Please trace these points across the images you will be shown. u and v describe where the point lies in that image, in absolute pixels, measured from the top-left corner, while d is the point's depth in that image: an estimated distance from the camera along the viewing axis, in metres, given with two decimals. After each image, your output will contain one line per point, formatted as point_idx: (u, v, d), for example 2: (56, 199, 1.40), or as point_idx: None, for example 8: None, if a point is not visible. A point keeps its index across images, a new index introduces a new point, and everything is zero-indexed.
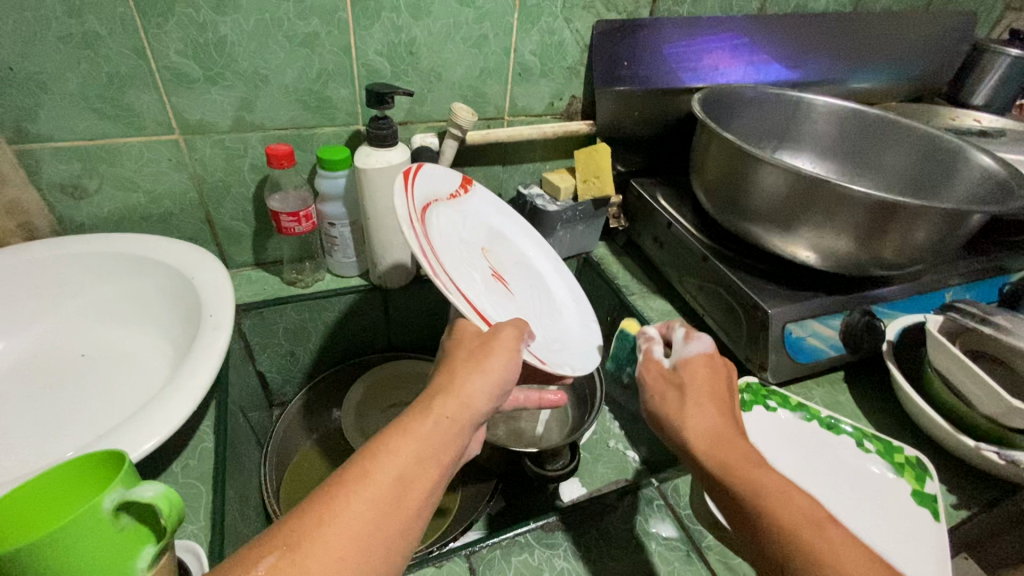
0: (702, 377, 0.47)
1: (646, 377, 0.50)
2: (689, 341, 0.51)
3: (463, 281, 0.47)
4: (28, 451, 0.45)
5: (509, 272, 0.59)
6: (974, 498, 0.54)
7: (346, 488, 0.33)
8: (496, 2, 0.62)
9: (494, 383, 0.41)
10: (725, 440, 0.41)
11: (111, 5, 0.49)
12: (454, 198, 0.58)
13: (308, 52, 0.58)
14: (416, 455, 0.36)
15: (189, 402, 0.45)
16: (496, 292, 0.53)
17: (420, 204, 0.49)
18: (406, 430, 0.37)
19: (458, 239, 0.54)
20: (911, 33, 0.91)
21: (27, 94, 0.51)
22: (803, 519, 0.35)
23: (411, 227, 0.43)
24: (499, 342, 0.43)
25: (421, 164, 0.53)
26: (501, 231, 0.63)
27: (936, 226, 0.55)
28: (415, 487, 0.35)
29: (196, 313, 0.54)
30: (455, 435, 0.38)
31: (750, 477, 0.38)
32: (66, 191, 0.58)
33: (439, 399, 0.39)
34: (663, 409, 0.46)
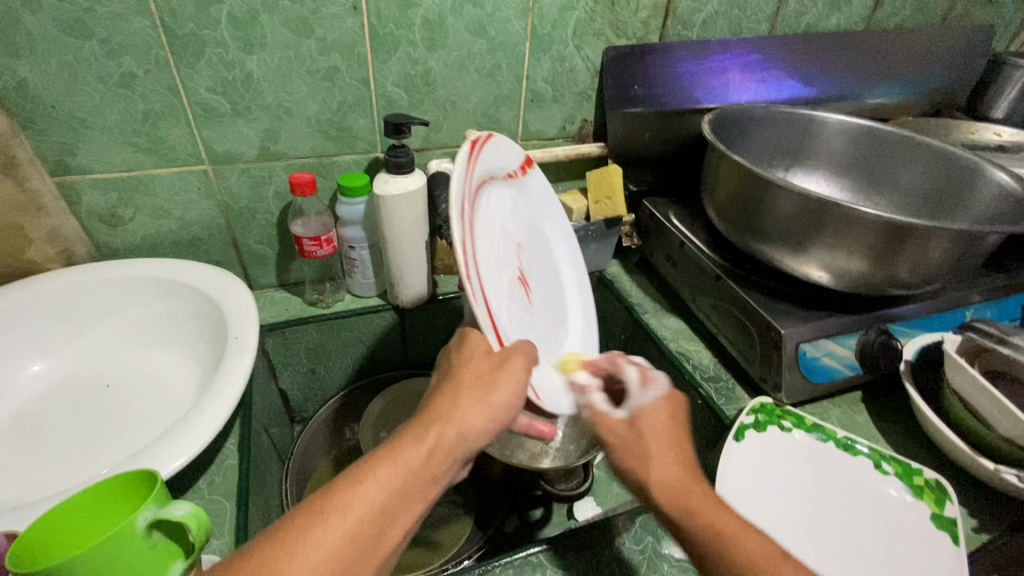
0: (663, 430, 0.47)
1: (601, 432, 0.48)
2: (646, 387, 0.50)
3: (491, 282, 0.47)
4: (67, 469, 0.48)
5: (534, 277, 0.59)
6: (996, 521, 0.53)
7: (328, 516, 0.35)
8: (508, 33, 0.65)
9: (493, 418, 0.42)
10: (687, 489, 0.43)
11: (147, 48, 0.53)
12: (509, 176, 0.57)
13: (329, 85, 0.61)
14: (399, 489, 0.37)
15: (214, 423, 0.47)
16: (517, 295, 0.53)
17: (476, 184, 0.48)
18: (400, 457, 0.38)
19: (500, 227, 0.53)
20: (928, 48, 0.91)
21: (70, 131, 0.55)
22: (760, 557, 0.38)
23: (461, 213, 0.43)
24: (505, 375, 0.43)
25: (490, 136, 0.52)
26: (538, 231, 0.63)
27: (951, 245, 0.55)
28: (393, 522, 0.37)
29: (222, 335, 0.56)
30: (444, 467, 0.40)
31: (714, 522, 0.40)
32: (103, 219, 0.61)
33: (435, 428, 0.40)
34: (622, 467, 0.45)
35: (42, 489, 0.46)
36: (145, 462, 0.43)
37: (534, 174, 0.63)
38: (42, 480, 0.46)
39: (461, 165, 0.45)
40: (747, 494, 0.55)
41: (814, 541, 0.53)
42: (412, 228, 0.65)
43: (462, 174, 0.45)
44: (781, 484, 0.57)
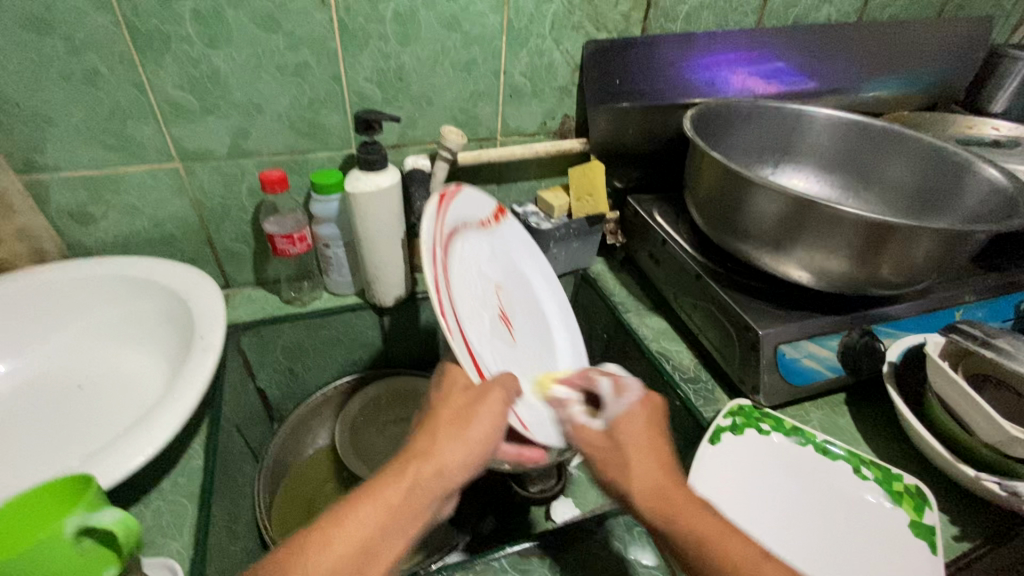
0: (640, 434, 0.45)
1: (579, 445, 0.47)
2: (620, 394, 0.48)
3: (468, 323, 0.47)
4: (28, 470, 0.47)
5: (517, 314, 0.58)
6: (978, 529, 0.52)
7: (304, 560, 0.34)
8: (483, 27, 0.63)
9: (474, 453, 0.40)
10: (669, 493, 0.42)
11: (111, 44, 0.52)
12: (483, 224, 0.58)
13: (299, 81, 0.60)
14: (377, 528, 0.36)
15: (172, 424, 0.46)
16: (499, 335, 0.52)
17: (447, 232, 0.49)
18: (376, 498, 0.37)
19: (477, 270, 0.54)
20: (924, 39, 0.88)
21: (35, 129, 0.54)
22: (742, 561, 0.38)
23: (432, 257, 0.43)
24: (484, 407, 0.41)
25: (459, 186, 0.54)
26: (520, 270, 0.63)
27: (936, 243, 0.53)
28: (373, 564, 0.35)
29: (190, 335, 0.55)
30: (425, 507, 0.38)
31: (697, 528, 0.39)
32: (74, 217, 0.61)
33: (411, 465, 0.39)
34: (604, 480, 0.44)
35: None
36: (100, 462, 0.43)
37: (507, 221, 0.63)
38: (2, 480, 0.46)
39: (431, 215, 0.46)
40: (713, 503, 0.53)
41: (787, 552, 0.51)
42: (386, 227, 0.64)
43: (431, 223, 0.46)
44: (757, 487, 0.55)
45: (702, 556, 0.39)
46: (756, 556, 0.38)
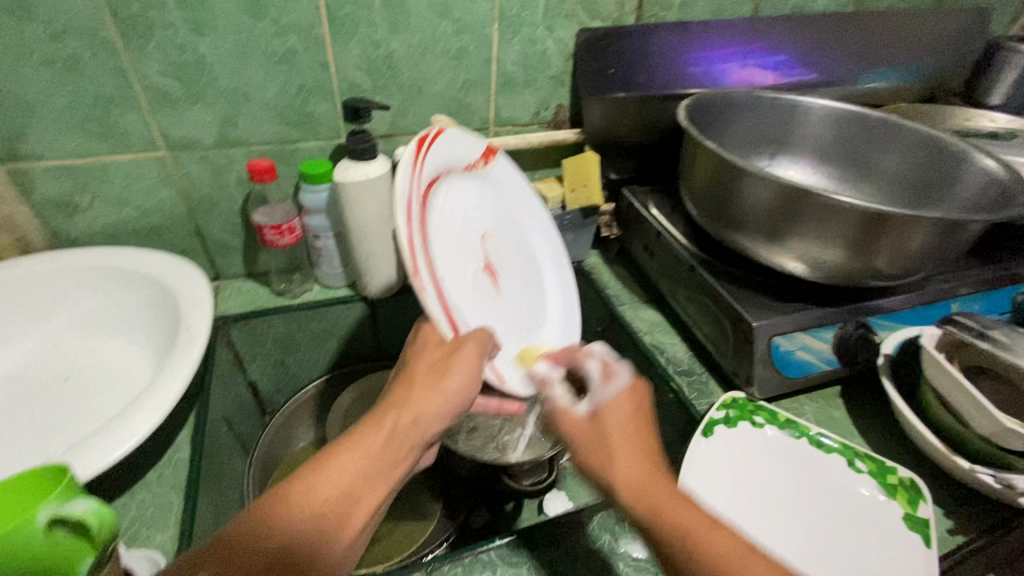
0: (627, 424, 0.44)
1: (562, 428, 0.46)
2: (608, 380, 0.48)
3: (446, 276, 0.47)
4: (11, 461, 0.47)
5: (505, 262, 0.58)
6: (972, 523, 0.51)
7: (293, 500, 0.36)
8: (474, 14, 0.62)
9: (451, 402, 0.43)
10: (654, 485, 0.40)
11: (93, 30, 0.51)
12: (470, 167, 0.57)
13: (287, 68, 0.59)
14: (361, 471, 0.38)
15: (155, 416, 0.45)
16: (482, 289, 0.52)
17: (426, 181, 0.48)
18: (358, 443, 0.39)
19: (462, 218, 0.53)
20: (922, 30, 0.87)
21: (17, 116, 0.53)
22: (727, 555, 0.37)
23: (407, 212, 0.43)
24: (459, 360, 0.43)
25: (442, 130, 0.52)
26: (512, 215, 0.61)
27: (931, 232, 0.52)
28: (359, 502, 0.38)
29: (176, 325, 0.55)
30: (406, 450, 0.40)
31: (682, 520, 0.38)
32: (60, 207, 0.60)
33: (390, 415, 0.41)
34: (587, 468, 0.43)
35: None
36: (82, 454, 0.42)
37: (498, 162, 0.61)
38: None
39: (407, 164, 0.45)
40: None
41: None
42: (377, 218, 0.64)
43: (407, 173, 0.45)
44: (751, 480, 0.55)
45: (685, 548, 0.37)
46: (741, 548, 0.37)
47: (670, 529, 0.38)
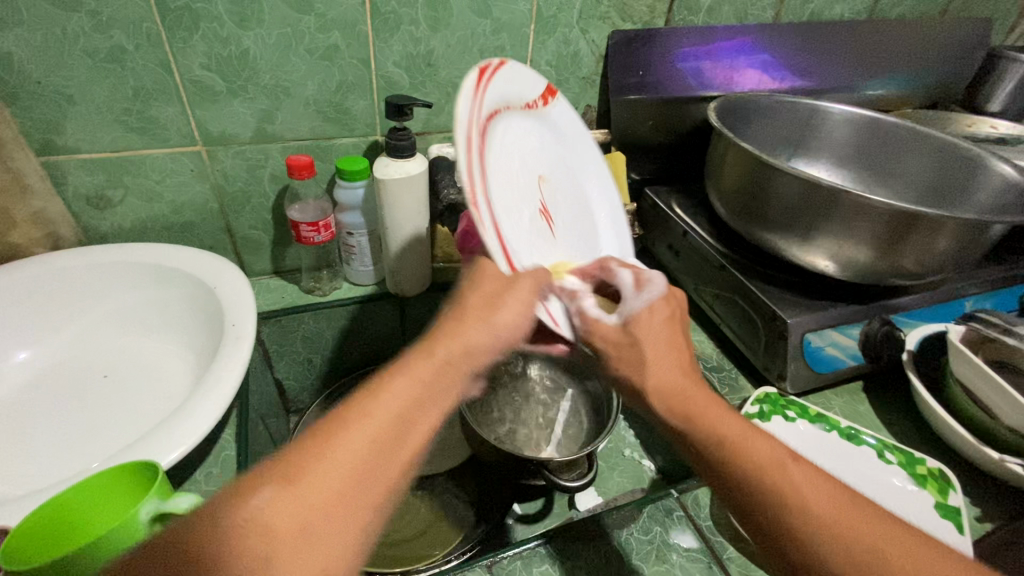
0: (659, 333, 0.42)
1: (594, 341, 0.43)
2: (640, 290, 0.44)
3: (507, 214, 0.41)
4: (58, 461, 0.46)
5: (560, 211, 0.51)
6: (997, 510, 0.54)
7: (346, 428, 0.32)
8: (513, 13, 0.63)
9: (507, 336, 0.38)
10: (686, 395, 0.40)
11: (138, 21, 0.50)
12: (529, 106, 0.49)
13: (328, 64, 0.58)
14: (414, 399, 0.35)
15: (207, 421, 0.45)
16: (541, 234, 0.46)
17: (486, 113, 0.41)
18: (410, 372, 0.35)
19: (519, 159, 0.46)
20: (928, 40, 0.91)
21: (56, 108, 0.52)
22: (767, 462, 0.36)
23: (469, 147, 0.36)
24: (517, 292, 0.38)
25: (505, 60, 0.44)
26: (565, 164, 0.55)
27: (958, 235, 0.54)
28: (413, 431, 0.34)
29: (219, 323, 0.54)
30: (459, 380, 0.37)
31: (717, 429, 0.38)
32: (92, 202, 0.59)
33: (442, 343, 0.37)
34: (614, 373, 0.42)
35: (26, 484, 0.44)
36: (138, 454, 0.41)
37: (557, 104, 0.54)
38: (29, 474, 0.44)
39: (469, 93, 0.38)
40: None
41: None
42: (414, 215, 0.64)
43: (469, 104, 0.37)
44: None
45: (721, 452, 0.37)
46: (778, 457, 0.37)
47: (709, 435, 0.38)
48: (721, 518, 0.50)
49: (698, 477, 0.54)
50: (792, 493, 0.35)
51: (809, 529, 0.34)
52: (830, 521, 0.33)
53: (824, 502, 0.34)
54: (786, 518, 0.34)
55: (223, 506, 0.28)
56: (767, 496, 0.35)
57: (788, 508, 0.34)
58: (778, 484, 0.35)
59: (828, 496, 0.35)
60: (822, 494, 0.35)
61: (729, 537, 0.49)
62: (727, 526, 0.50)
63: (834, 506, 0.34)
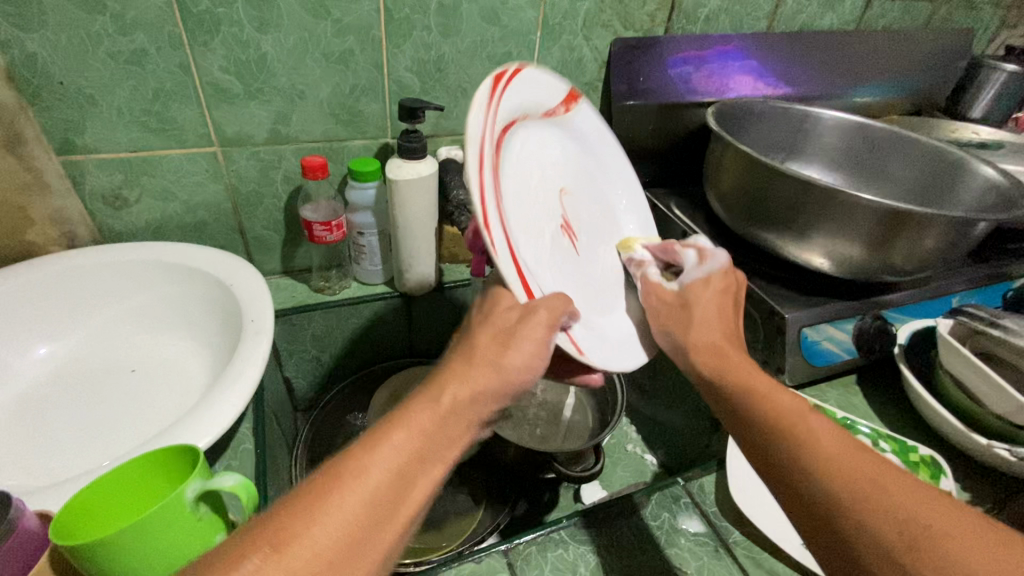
0: (711, 297, 0.49)
1: (647, 298, 0.51)
2: (701, 263, 0.51)
3: (524, 235, 0.43)
4: (76, 453, 0.46)
5: (581, 220, 0.53)
6: (986, 495, 0.56)
7: (343, 484, 0.31)
8: (521, 21, 0.65)
9: (511, 380, 0.39)
10: (724, 349, 0.45)
11: (161, 24, 0.52)
12: (546, 113, 0.51)
13: (343, 68, 0.60)
14: (416, 453, 0.34)
15: (231, 412, 0.45)
16: (557, 247, 0.48)
17: (501, 125, 0.42)
18: (409, 424, 0.35)
19: (534, 170, 0.47)
20: (913, 49, 0.95)
21: (77, 109, 0.53)
22: (788, 410, 0.38)
23: (484, 166, 0.37)
24: (529, 330, 0.39)
25: (520, 67, 0.46)
26: (586, 168, 0.56)
27: (944, 233, 0.57)
28: (412, 490, 0.33)
29: (237, 320, 0.55)
30: (459, 432, 0.37)
31: (743, 377, 0.42)
32: (108, 201, 0.60)
33: (448, 391, 0.37)
34: (664, 330, 0.49)
35: (49, 474, 0.44)
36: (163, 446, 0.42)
37: (575, 109, 0.55)
38: (51, 465, 0.45)
39: (483, 101, 0.39)
40: None
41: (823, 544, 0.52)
42: (424, 214, 0.65)
43: (483, 113, 0.38)
44: None
45: (748, 399, 0.40)
46: (802, 407, 0.38)
47: (745, 395, 0.40)
48: (726, 504, 0.52)
49: (703, 466, 0.56)
50: (809, 439, 0.36)
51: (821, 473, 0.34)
52: (842, 465, 0.34)
53: (839, 450, 0.34)
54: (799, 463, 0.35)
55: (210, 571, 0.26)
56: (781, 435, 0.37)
57: (805, 456, 0.35)
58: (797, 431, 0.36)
59: (844, 444, 0.35)
60: (837, 443, 0.35)
61: (734, 522, 0.51)
62: (732, 512, 0.51)
63: (848, 452, 0.34)
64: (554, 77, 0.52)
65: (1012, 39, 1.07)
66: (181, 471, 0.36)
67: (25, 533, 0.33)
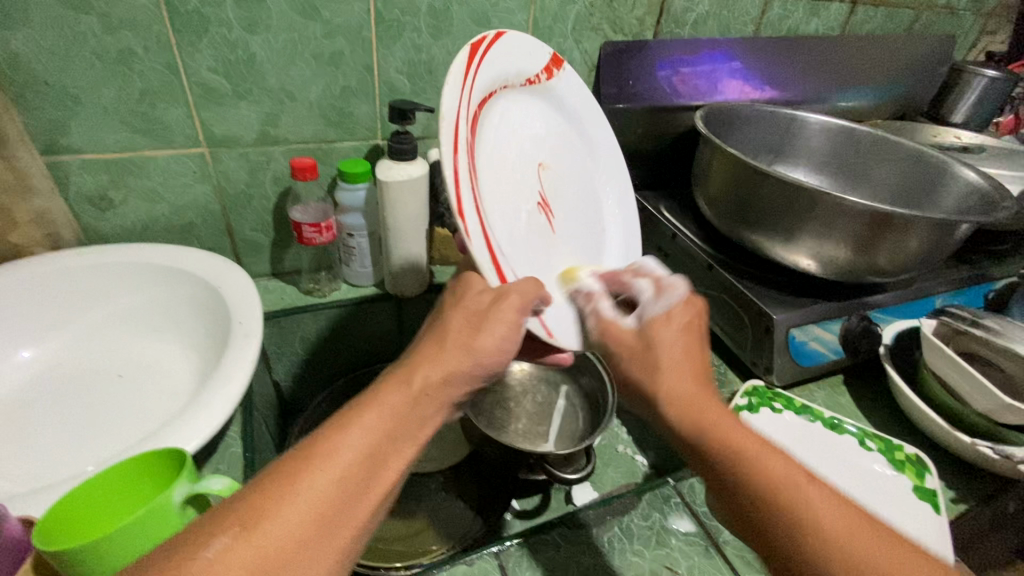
0: (678, 340, 0.43)
1: (610, 344, 0.44)
2: (661, 297, 0.45)
3: (498, 212, 0.42)
4: (60, 458, 0.46)
5: (561, 197, 0.53)
6: (970, 493, 0.57)
7: (314, 464, 0.31)
8: (511, 24, 0.65)
9: (483, 361, 0.39)
10: (697, 398, 0.40)
11: (148, 24, 0.51)
12: (529, 82, 0.50)
13: (333, 69, 0.60)
14: (386, 434, 0.34)
15: (220, 414, 0.45)
16: (535, 227, 0.47)
17: (477, 100, 0.42)
18: (380, 405, 0.35)
19: (513, 145, 0.47)
20: (896, 55, 0.96)
21: (62, 108, 0.53)
22: (783, 481, 0.35)
23: (457, 139, 0.36)
24: (504, 315, 0.39)
25: (500, 35, 0.45)
26: (570, 147, 0.55)
27: (928, 235, 0.58)
28: (381, 470, 0.33)
29: (226, 321, 0.54)
30: (429, 413, 0.36)
31: (729, 437, 0.38)
32: (93, 202, 0.59)
33: (418, 373, 0.37)
34: (628, 376, 0.43)
35: (32, 479, 0.43)
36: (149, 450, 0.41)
37: (559, 81, 0.54)
38: (33, 470, 0.44)
39: (459, 75, 0.38)
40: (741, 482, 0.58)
41: None
42: (415, 216, 0.65)
43: (458, 88, 0.38)
44: None
45: (740, 471, 0.36)
46: (796, 475, 0.36)
47: (726, 454, 0.37)
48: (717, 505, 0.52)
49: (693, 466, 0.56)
50: (807, 513, 0.34)
51: (828, 563, 0.33)
52: (849, 559, 0.32)
53: (845, 538, 0.33)
54: (801, 551, 0.34)
55: (181, 554, 0.26)
56: (780, 516, 0.35)
57: (810, 547, 0.33)
58: (798, 517, 0.34)
59: (848, 523, 0.33)
60: (837, 519, 0.34)
61: (724, 522, 0.51)
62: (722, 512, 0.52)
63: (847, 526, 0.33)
64: (534, 42, 0.50)
65: (992, 46, 1.10)
66: (166, 470, 0.36)
67: (6, 539, 0.32)
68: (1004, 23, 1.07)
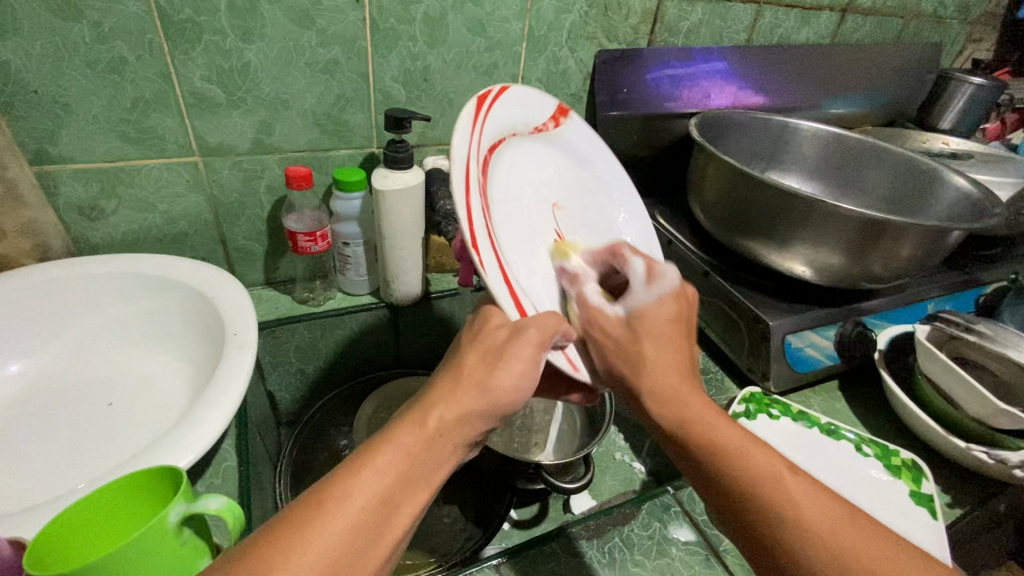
0: (664, 325, 0.43)
1: (593, 330, 0.43)
2: (650, 282, 0.45)
3: (514, 251, 0.42)
4: (49, 475, 0.45)
5: (580, 235, 0.52)
6: (966, 497, 0.58)
7: (321, 515, 0.30)
8: (507, 32, 0.66)
9: (498, 400, 0.37)
10: (679, 395, 0.41)
11: (140, 33, 0.50)
12: (538, 130, 0.51)
13: (327, 77, 0.60)
14: (400, 478, 0.33)
15: (213, 432, 0.43)
16: (554, 263, 0.47)
17: (487, 144, 0.42)
18: (394, 446, 0.34)
19: (528, 187, 0.47)
20: (885, 63, 0.98)
21: (52, 117, 0.52)
22: (763, 471, 0.37)
23: (467, 179, 0.37)
24: (517, 350, 0.38)
25: (508, 86, 0.46)
26: (585, 187, 0.55)
27: (921, 242, 0.59)
28: (394, 515, 0.32)
29: (219, 335, 0.53)
30: (445, 455, 0.36)
31: (706, 421, 0.40)
32: (83, 212, 0.58)
33: (434, 411, 0.36)
34: (612, 367, 0.42)
35: (22, 498, 0.42)
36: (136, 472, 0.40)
37: (570, 124, 0.54)
38: (21, 488, 0.43)
39: (468, 119, 0.39)
40: None
41: None
42: (410, 225, 0.65)
43: (467, 131, 0.38)
44: None
45: (714, 459, 0.38)
46: (776, 467, 0.38)
47: (705, 445, 0.39)
48: (717, 512, 0.52)
49: (692, 474, 0.56)
50: (788, 505, 0.36)
51: (803, 544, 0.34)
52: (836, 552, 0.34)
53: (829, 525, 0.35)
54: (777, 532, 0.35)
55: None
56: (759, 497, 0.36)
57: (784, 526, 0.35)
58: (770, 500, 0.36)
59: (832, 516, 0.35)
60: (816, 506, 0.35)
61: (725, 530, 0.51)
62: None
63: (825, 516, 0.35)
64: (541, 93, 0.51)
65: (979, 53, 1.12)
66: (159, 489, 0.35)
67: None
68: (990, 31, 1.09)
